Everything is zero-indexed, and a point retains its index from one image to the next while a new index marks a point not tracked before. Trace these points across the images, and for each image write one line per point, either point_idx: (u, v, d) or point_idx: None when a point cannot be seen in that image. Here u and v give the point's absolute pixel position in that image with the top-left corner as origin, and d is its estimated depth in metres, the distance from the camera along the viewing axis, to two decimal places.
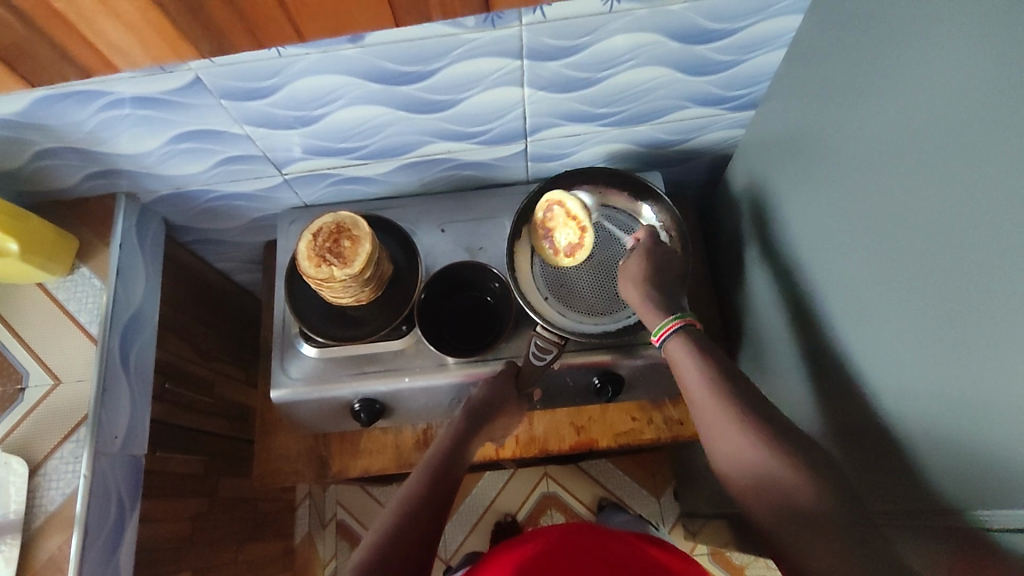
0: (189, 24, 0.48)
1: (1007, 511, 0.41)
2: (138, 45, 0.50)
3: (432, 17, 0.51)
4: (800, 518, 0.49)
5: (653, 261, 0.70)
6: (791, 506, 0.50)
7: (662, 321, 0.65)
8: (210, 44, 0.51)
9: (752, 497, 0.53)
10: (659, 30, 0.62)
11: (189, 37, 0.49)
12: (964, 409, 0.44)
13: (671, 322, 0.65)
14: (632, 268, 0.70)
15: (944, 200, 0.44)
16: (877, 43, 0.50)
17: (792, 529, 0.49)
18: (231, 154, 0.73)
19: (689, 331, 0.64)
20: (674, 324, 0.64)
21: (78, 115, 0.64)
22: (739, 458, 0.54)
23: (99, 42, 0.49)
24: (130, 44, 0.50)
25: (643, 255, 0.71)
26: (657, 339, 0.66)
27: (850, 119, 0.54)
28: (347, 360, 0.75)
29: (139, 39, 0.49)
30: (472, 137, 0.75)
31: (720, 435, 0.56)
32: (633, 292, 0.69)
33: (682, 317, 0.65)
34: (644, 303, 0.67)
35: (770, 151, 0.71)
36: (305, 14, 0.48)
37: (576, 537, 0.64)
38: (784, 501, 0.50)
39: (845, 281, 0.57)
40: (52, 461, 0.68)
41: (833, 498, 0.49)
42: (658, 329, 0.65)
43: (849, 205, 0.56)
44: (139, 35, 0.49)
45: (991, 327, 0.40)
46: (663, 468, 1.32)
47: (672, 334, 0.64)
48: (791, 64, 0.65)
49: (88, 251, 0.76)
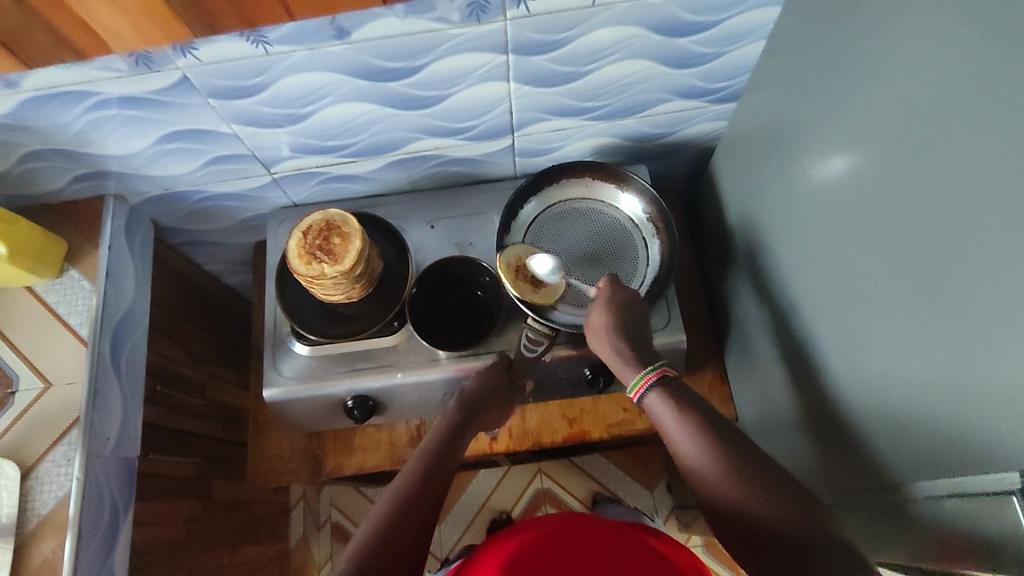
0: (182, 5, 0.49)
1: (988, 477, 0.42)
2: (130, 30, 0.51)
3: None
4: (777, 496, 0.50)
5: (617, 313, 0.68)
6: (764, 488, 0.51)
7: (637, 375, 0.62)
8: (202, 27, 0.52)
9: (711, 475, 0.53)
10: (641, 24, 0.63)
11: (181, 18, 0.50)
12: (946, 383, 0.45)
13: (649, 373, 0.61)
14: (596, 322, 0.68)
15: (922, 182, 0.45)
16: (851, 31, 0.52)
17: (763, 508, 0.50)
18: (219, 154, 0.73)
19: (664, 382, 0.61)
20: (652, 376, 0.61)
21: (65, 116, 0.64)
22: (703, 446, 0.55)
23: (94, 26, 0.50)
24: (122, 28, 0.51)
25: (604, 307, 0.68)
26: (634, 394, 0.62)
27: (828, 106, 0.56)
28: (339, 357, 0.75)
29: (133, 23, 0.50)
30: (459, 134, 0.75)
31: (677, 426, 0.57)
32: (603, 348, 0.66)
33: (658, 368, 0.62)
34: (617, 356, 0.64)
35: (752, 142, 0.72)
36: None
37: (575, 526, 0.65)
38: (760, 479, 0.52)
39: (826, 266, 0.59)
40: (45, 464, 0.67)
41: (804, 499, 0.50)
42: (635, 384, 0.62)
43: (828, 192, 0.57)
44: (133, 20, 0.50)
45: (971, 302, 0.41)
46: (656, 461, 1.33)
47: (649, 387, 0.60)
48: (771, 55, 0.66)
49: (76, 253, 0.76)
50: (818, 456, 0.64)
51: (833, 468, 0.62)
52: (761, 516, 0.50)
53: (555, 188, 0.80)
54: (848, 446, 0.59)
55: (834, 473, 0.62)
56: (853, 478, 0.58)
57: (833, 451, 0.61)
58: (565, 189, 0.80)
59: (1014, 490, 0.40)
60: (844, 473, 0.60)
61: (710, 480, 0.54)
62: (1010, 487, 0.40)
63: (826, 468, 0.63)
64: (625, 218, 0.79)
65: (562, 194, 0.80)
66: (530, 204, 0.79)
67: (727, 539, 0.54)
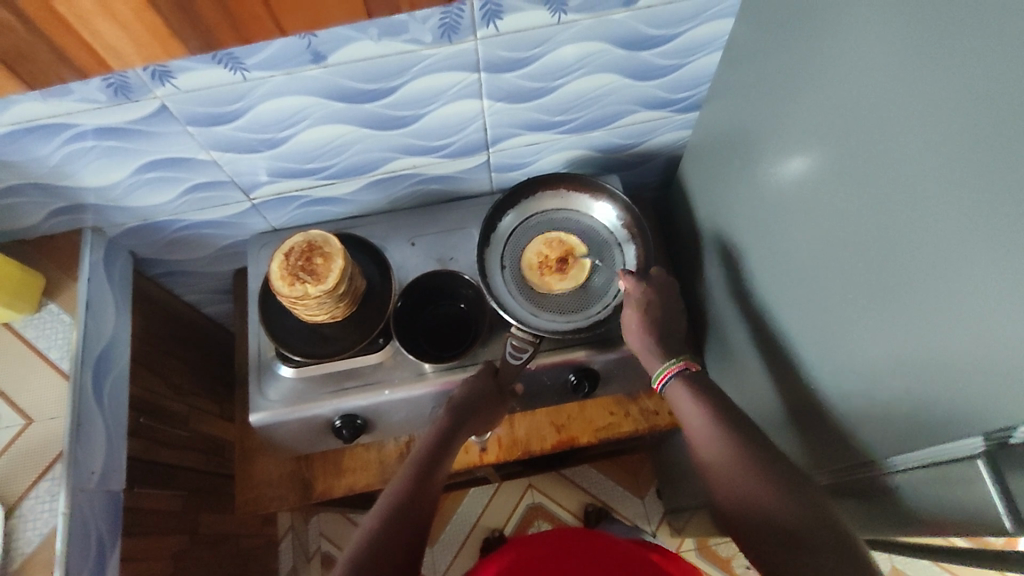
0: (179, 20, 0.49)
1: (953, 444, 0.45)
2: (131, 45, 0.51)
3: (400, 9, 0.54)
4: (781, 481, 0.53)
5: (646, 315, 0.70)
6: (766, 483, 0.53)
7: (663, 365, 0.68)
8: (198, 44, 0.52)
9: (727, 477, 0.56)
10: (605, 39, 0.66)
11: (178, 34, 0.50)
12: (910, 359, 0.47)
13: (672, 365, 0.67)
14: (628, 319, 0.71)
15: (875, 173, 0.48)
16: (800, 37, 0.55)
17: (764, 499, 0.52)
18: (199, 181, 0.74)
19: (685, 375, 0.65)
20: (674, 367, 0.66)
21: (42, 150, 0.64)
22: (718, 439, 0.58)
23: (94, 45, 0.50)
24: (123, 44, 0.51)
25: (638, 304, 0.71)
26: (658, 383, 0.68)
27: (784, 108, 0.59)
28: (325, 377, 0.75)
29: (132, 38, 0.50)
30: (435, 151, 0.77)
31: (701, 423, 0.60)
32: (634, 342, 0.70)
33: (683, 360, 0.67)
34: (645, 351, 0.69)
35: (715, 148, 0.76)
36: (285, 9, 0.50)
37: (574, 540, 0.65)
38: (758, 475, 0.54)
39: (791, 260, 0.61)
40: (28, 502, 0.66)
41: (787, 496, 0.51)
42: (658, 373, 0.68)
43: (788, 189, 0.60)
44: (134, 36, 0.50)
45: (927, 281, 0.44)
46: (644, 469, 1.34)
47: (671, 376, 0.66)
48: (728, 65, 0.70)
49: (56, 287, 0.76)
50: (797, 443, 0.66)
51: (813, 455, 0.64)
52: (756, 502, 0.53)
53: (531, 200, 0.82)
54: (823, 431, 0.61)
55: (813, 459, 0.64)
56: (832, 461, 0.60)
57: (811, 438, 0.63)
58: (542, 201, 0.82)
59: (978, 454, 0.43)
60: (823, 458, 0.62)
61: (722, 471, 0.56)
62: (973, 451, 0.43)
63: (806, 455, 0.65)
64: (599, 226, 0.81)
65: (538, 206, 0.82)
66: (507, 216, 0.81)
67: (737, 533, 0.55)
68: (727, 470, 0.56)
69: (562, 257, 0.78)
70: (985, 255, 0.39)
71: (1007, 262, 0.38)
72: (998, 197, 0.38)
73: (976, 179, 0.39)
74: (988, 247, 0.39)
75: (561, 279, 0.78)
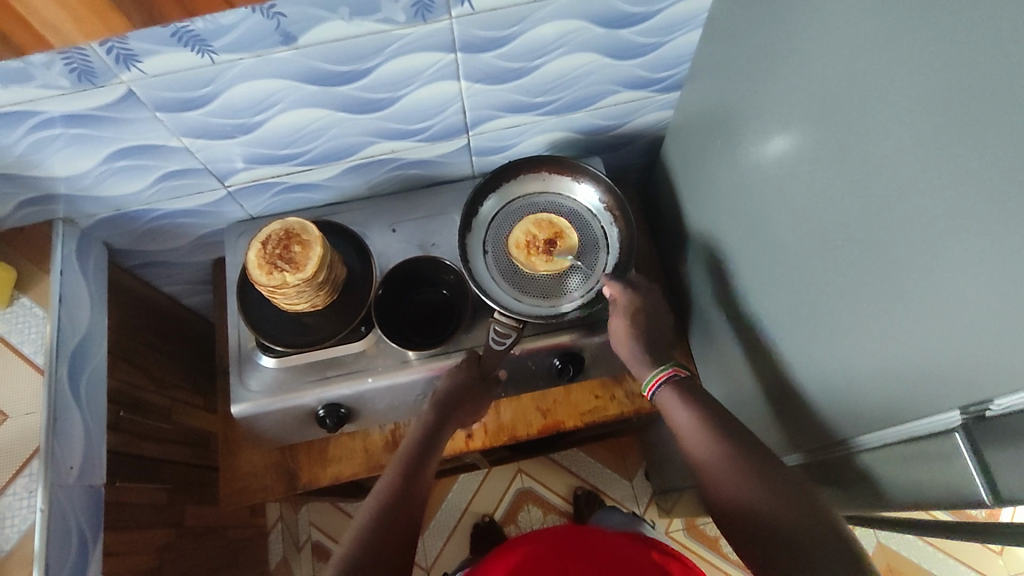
0: None
1: (929, 419, 0.45)
2: (70, 22, 0.49)
3: None
4: (770, 480, 0.53)
5: (637, 318, 0.70)
6: (759, 483, 0.53)
7: (651, 373, 0.67)
8: (143, 19, 0.50)
9: (719, 475, 0.55)
10: (583, 17, 0.65)
11: (119, 8, 0.48)
12: (890, 338, 0.47)
13: (662, 371, 0.66)
14: (616, 327, 0.71)
15: (855, 149, 0.47)
16: (779, 12, 0.54)
17: (757, 498, 0.52)
18: (172, 170, 0.73)
19: (675, 380, 0.64)
20: (664, 373, 0.65)
21: (6, 139, 0.62)
22: (706, 436, 0.58)
23: (32, 21, 0.48)
24: (62, 20, 0.48)
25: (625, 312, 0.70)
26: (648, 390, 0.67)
27: (763, 85, 0.58)
28: (307, 367, 0.74)
29: (69, 12, 0.48)
30: (414, 135, 0.76)
31: (687, 418, 0.60)
32: (623, 351, 0.70)
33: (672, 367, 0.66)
34: (628, 348, 0.69)
35: (696, 128, 0.75)
36: None
37: (580, 543, 0.64)
38: (750, 475, 0.54)
39: (771, 240, 0.61)
40: (5, 498, 0.64)
41: (779, 497, 0.52)
42: (648, 381, 0.67)
43: (769, 167, 0.59)
44: (72, 12, 0.48)
45: (904, 259, 0.44)
46: (632, 451, 1.35)
47: (662, 383, 0.65)
48: (708, 42, 0.69)
49: (27, 280, 0.74)
50: (779, 424, 0.66)
51: (795, 435, 0.64)
52: (744, 502, 0.53)
53: (513, 183, 0.81)
54: (804, 411, 0.61)
55: (795, 440, 0.64)
56: (814, 440, 0.60)
57: (794, 418, 0.63)
58: (524, 185, 0.81)
59: (956, 427, 0.43)
60: (806, 438, 0.62)
61: (713, 467, 0.56)
62: (952, 424, 0.43)
63: (787, 435, 0.65)
64: (581, 208, 0.80)
65: (520, 189, 0.81)
66: (489, 200, 0.80)
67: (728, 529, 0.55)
68: (719, 463, 0.56)
69: (550, 236, 0.78)
70: (962, 228, 0.39)
71: (985, 234, 0.37)
72: (979, 171, 0.37)
73: (955, 153, 0.39)
74: (965, 219, 0.38)
75: (551, 262, 0.76)
